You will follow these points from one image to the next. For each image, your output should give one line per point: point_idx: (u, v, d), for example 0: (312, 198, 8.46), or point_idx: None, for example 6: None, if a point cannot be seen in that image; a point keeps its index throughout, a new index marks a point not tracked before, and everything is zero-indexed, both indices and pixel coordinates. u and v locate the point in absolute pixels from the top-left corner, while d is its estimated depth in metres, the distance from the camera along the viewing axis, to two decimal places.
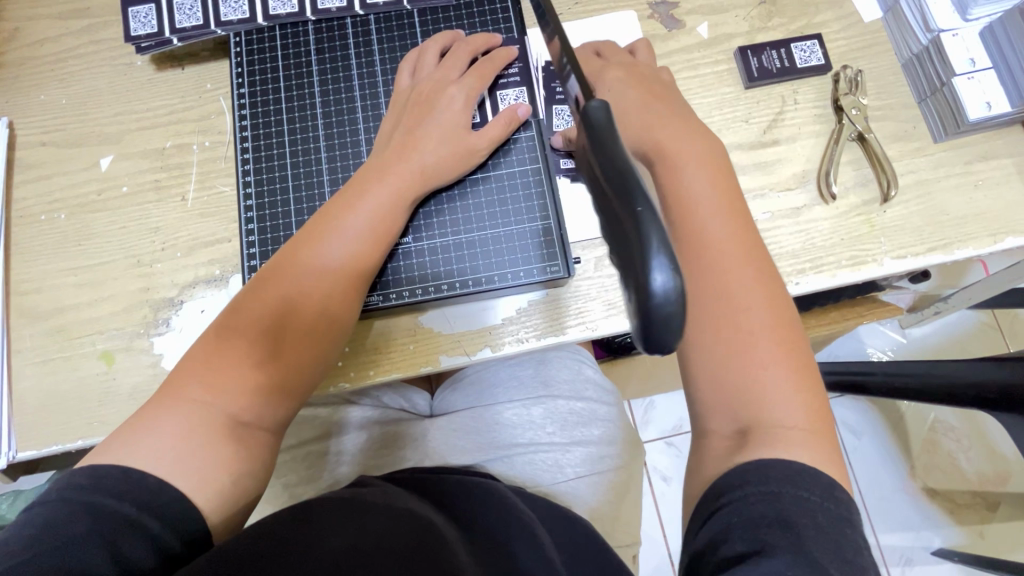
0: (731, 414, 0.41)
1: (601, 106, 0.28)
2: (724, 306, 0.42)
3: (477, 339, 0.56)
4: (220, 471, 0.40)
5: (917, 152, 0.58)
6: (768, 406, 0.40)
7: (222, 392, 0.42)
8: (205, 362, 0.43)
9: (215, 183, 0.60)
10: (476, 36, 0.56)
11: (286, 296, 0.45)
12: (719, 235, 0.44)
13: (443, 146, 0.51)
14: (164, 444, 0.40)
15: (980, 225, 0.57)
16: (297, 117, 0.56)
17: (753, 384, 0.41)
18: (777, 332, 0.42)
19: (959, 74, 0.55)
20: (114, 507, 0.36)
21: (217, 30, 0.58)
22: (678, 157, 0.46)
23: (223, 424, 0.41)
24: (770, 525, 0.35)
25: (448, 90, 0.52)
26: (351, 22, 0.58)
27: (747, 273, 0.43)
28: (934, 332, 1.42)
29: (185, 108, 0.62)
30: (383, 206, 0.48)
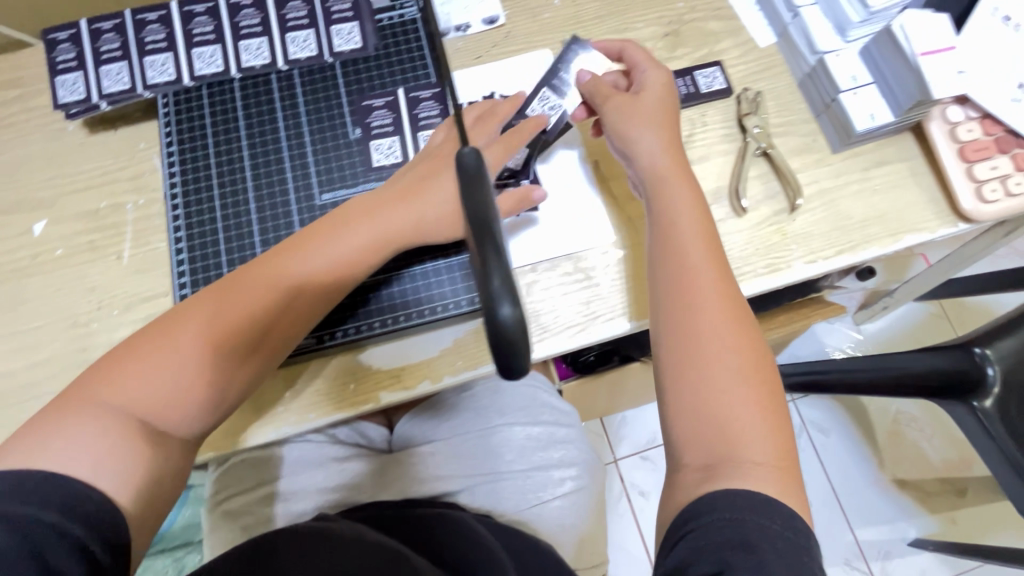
0: (704, 447, 0.45)
1: (472, 154, 0.30)
2: (701, 336, 0.47)
3: (417, 373, 0.57)
4: (132, 470, 0.42)
5: (817, 163, 0.62)
6: (739, 442, 0.44)
7: (159, 389, 0.44)
8: (148, 351, 0.45)
9: (150, 240, 0.61)
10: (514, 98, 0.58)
11: (236, 314, 0.47)
12: (708, 286, 0.49)
13: (445, 209, 0.52)
14: (86, 430, 0.41)
15: (882, 226, 0.60)
16: (226, 171, 0.58)
17: (729, 423, 0.44)
18: (748, 376, 0.46)
19: (843, 91, 0.60)
20: (36, 514, 0.37)
21: (145, 93, 0.60)
22: (670, 198, 0.53)
23: (142, 421, 0.43)
24: (732, 547, 0.38)
25: (469, 155, 0.53)
26: (276, 77, 0.60)
27: (726, 320, 0.48)
28: (887, 325, 1.47)
29: (119, 168, 0.63)
30: (355, 250, 0.50)
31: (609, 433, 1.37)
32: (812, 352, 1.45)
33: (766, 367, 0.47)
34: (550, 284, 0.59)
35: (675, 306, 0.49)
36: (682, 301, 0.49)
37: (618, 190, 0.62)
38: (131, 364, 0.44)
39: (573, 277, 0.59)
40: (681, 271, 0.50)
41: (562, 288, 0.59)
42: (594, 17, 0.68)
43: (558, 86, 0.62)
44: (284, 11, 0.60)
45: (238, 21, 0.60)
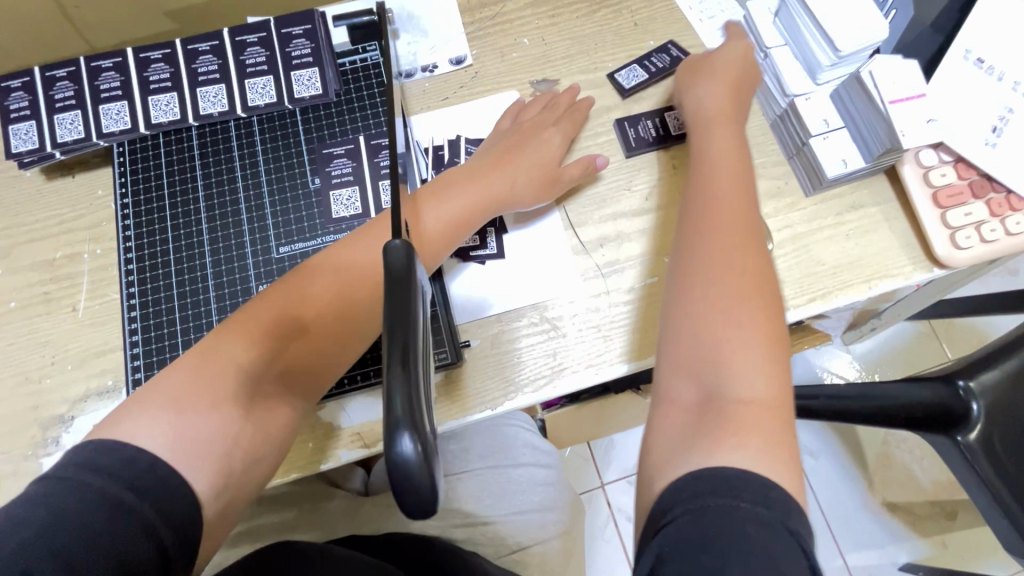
0: (694, 377, 0.43)
1: (400, 248, 0.29)
2: (711, 265, 0.47)
3: (377, 431, 0.55)
4: (221, 449, 0.42)
5: (790, 207, 0.61)
6: (728, 372, 0.42)
7: (253, 367, 0.45)
8: (246, 332, 0.46)
9: (106, 291, 0.59)
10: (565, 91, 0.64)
11: (322, 293, 0.48)
12: (729, 225, 0.49)
13: (535, 172, 0.59)
14: (186, 414, 0.42)
15: (856, 272, 0.59)
16: (182, 222, 0.56)
17: (723, 351, 0.43)
18: (760, 311, 0.45)
19: (814, 135, 0.58)
20: (130, 505, 0.36)
21: (100, 142, 0.58)
22: (705, 155, 0.55)
23: (238, 400, 0.44)
24: (696, 547, 0.33)
25: (548, 132, 0.61)
26: (234, 124, 0.59)
27: (747, 259, 0.47)
28: (877, 345, 1.46)
29: (76, 216, 0.62)
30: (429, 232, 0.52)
31: (597, 457, 1.35)
32: (801, 373, 1.43)
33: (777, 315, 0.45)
34: (517, 335, 0.58)
35: (697, 239, 0.49)
36: (704, 234, 0.49)
37: (586, 237, 0.61)
38: (227, 342, 0.45)
39: (538, 328, 0.58)
40: (707, 209, 0.50)
41: (528, 342, 0.57)
42: (564, 57, 0.67)
43: (648, 65, 0.66)
44: (242, 56, 0.59)
45: (194, 68, 0.58)
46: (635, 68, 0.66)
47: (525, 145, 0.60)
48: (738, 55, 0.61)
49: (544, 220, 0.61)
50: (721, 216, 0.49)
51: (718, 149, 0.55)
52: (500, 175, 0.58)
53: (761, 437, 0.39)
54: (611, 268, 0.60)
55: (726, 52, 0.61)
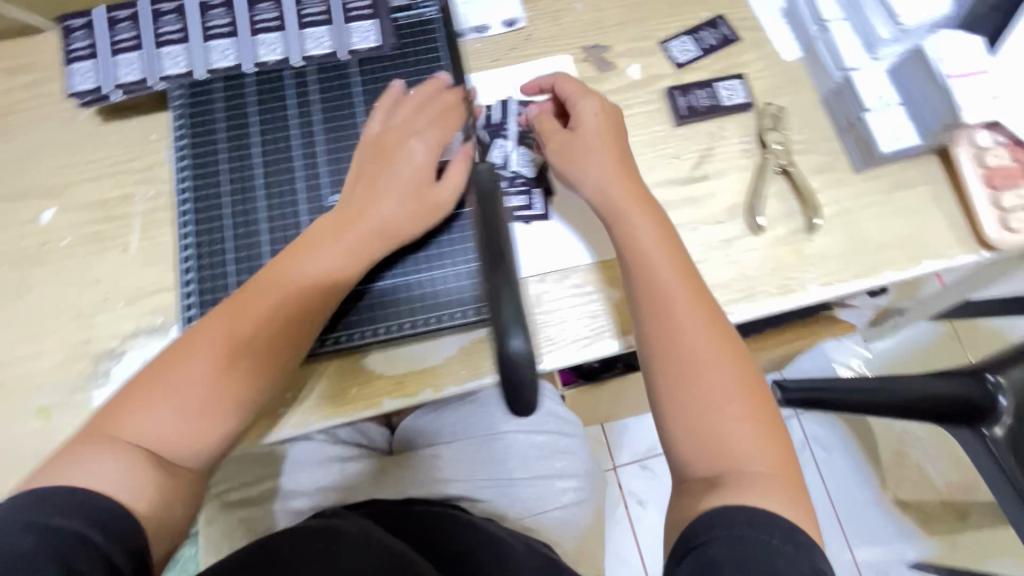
0: (709, 462, 0.44)
1: None
2: (690, 354, 0.47)
3: (420, 380, 0.56)
4: (152, 492, 0.41)
5: (838, 182, 0.61)
6: (738, 455, 0.44)
7: (175, 422, 0.43)
8: (158, 384, 0.44)
9: (157, 233, 0.60)
10: (426, 86, 0.58)
11: (248, 327, 0.47)
12: (687, 309, 0.49)
13: (406, 201, 0.53)
14: (96, 464, 0.40)
15: (902, 251, 0.59)
16: (236, 166, 0.57)
17: (724, 435, 0.44)
18: (744, 391, 0.46)
19: (869, 111, 0.58)
20: (61, 526, 0.36)
21: (158, 84, 0.59)
22: (629, 223, 0.52)
23: (153, 453, 0.42)
24: (730, 565, 0.37)
25: (409, 143, 0.55)
26: (290, 73, 0.60)
27: (711, 342, 0.47)
28: (897, 344, 1.45)
29: (129, 158, 0.62)
30: (357, 242, 0.52)
31: (610, 439, 1.36)
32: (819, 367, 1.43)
33: (749, 376, 0.47)
34: (558, 297, 0.58)
35: (660, 332, 0.48)
36: (663, 326, 0.48)
37: None
38: (137, 405, 0.43)
39: (583, 291, 0.58)
40: (663, 294, 0.49)
41: (570, 304, 0.58)
42: (615, 22, 0.67)
43: (699, 37, 0.66)
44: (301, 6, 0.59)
45: (254, 15, 0.59)
46: (686, 41, 0.66)
47: (394, 166, 0.54)
48: (597, 114, 0.56)
49: None
50: (675, 300, 0.49)
51: (643, 215, 0.52)
52: (371, 205, 0.52)
53: (783, 495, 0.43)
54: None
55: (585, 116, 0.56)
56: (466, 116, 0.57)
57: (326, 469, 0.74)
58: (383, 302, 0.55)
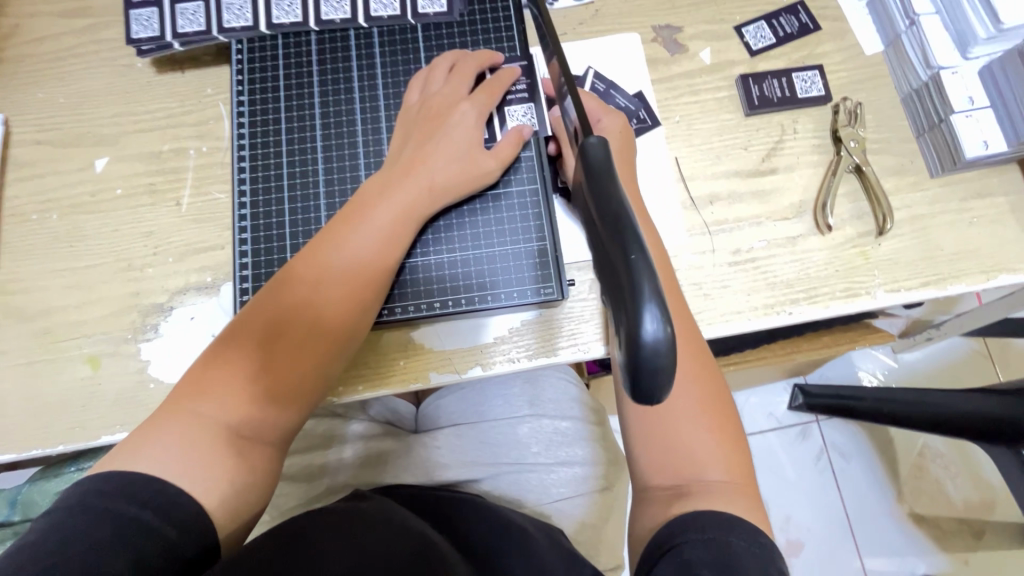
0: (666, 471, 0.45)
1: (600, 143, 0.29)
2: None
3: (468, 357, 0.55)
4: (220, 479, 0.43)
5: (912, 186, 0.58)
6: (696, 468, 0.44)
7: (234, 407, 0.45)
8: (216, 375, 0.45)
9: (210, 190, 0.59)
10: (480, 53, 0.56)
11: (300, 309, 0.47)
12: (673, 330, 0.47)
13: (457, 162, 0.52)
14: (170, 453, 0.42)
15: (975, 262, 0.57)
16: (296, 127, 0.57)
17: (684, 448, 0.45)
18: (706, 402, 0.46)
19: (957, 112, 0.55)
20: (136, 514, 0.39)
21: (219, 37, 0.58)
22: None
23: (229, 439, 0.44)
24: (707, 566, 0.37)
25: (460, 106, 0.53)
26: (354, 34, 0.58)
27: (686, 359, 0.47)
28: (926, 357, 1.42)
29: (184, 111, 0.61)
30: (398, 218, 0.50)
31: None
32: (844, 375, 1.41)
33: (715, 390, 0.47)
34: None
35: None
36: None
37: (696, 192, 0.59)
38: (207, 391, 0.45)
39: None
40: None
41: None
42: (689, 4, 0.64)
43: (777, 25, 0.63)
44: None
45: None
46: (763, 27, 0.63)
47: (442, 132, 0.52)
48: (620, 133, 0.52)
49: (656, 169, 0.59)
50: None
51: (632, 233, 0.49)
52: (414, 176, 0.51)
53: (742, 503, 0.43)
54: (718, 228, 0.58)
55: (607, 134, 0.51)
56: (507, 86, 0.56)
57: (353, 447, 0.72)
58: (429, 274, 0.54)
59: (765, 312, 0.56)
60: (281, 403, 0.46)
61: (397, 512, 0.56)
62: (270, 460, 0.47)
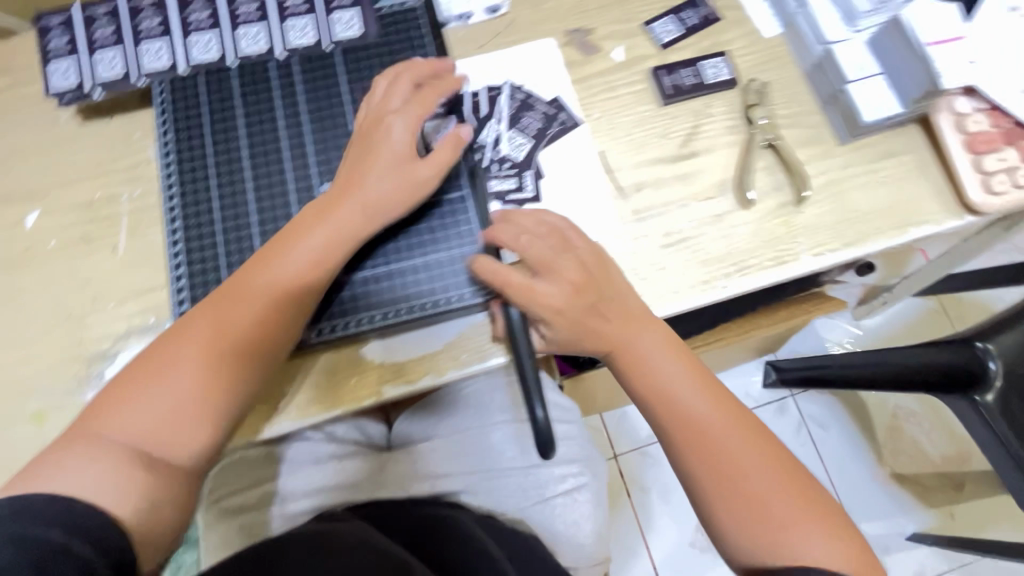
0: (752, 539, 0.47)
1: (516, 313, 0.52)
2: (724, 456, 0.49)
3: (420, 367, 0.56)
4: (131, 497, 0.42)
5: (824, 154, 0.62)
6: (789, 534, 0.46)
7: (162, 415, 0.45)
8: (140, 389, 0.45)
9: (146, 232, 0.59)
10: (421, 64, 0.57)
11: (233, 319, 0.48)
12: (718, 429, 0.49)
13: (391, 177, 0.52)
14: (85, 469, 0.41)
15: (890, 219, 0.60)
16: (224, 162, 0.57)
17: (768, 514, 0.47)
18: (773, 466, 0.49)
19: (851, 81, 0.59)
20: (42, 531, 0.36)
21: (140, 80, 0.58)
22: (633, 351, 0.52)
23: (144, 456, 0.43)
24: None
25: (391, 120, 0.54)
26: (274, 65, 0.59)
27: (742, 438, 0.49)
28: (887, 321, 1.47)
29: (114, 158, 0.61)
30: (329, 237, 0.51)
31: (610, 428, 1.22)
32: (811, 347, 1.44)
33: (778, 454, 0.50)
34: None
35: (694, 455, 0.49)
36: (710, 466, 0.49)
37: (624, 182, 0.61)
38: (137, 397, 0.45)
39: None
40: (695, 430, 0.50)
41: None
42: (598, 7, 0.67)
43: (682, 18, 0.66)
44: None
45: (236, 8, 0.59)
46: (669, 21, 0.66)
47: (374, 147, 0.53)
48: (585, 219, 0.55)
49: (583, 164, 0.61)
50: (711, 431, 0.49)
51: (659, 352, 0.52)
52: (348, 189, 0.52)
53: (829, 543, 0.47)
54: (649, 214, 0.60)
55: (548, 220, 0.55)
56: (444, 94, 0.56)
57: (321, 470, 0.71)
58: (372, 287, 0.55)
59: (703, 286, 0.58)
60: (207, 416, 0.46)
61: (367, 534, 0.52)
62: (189, 480, 0.45)
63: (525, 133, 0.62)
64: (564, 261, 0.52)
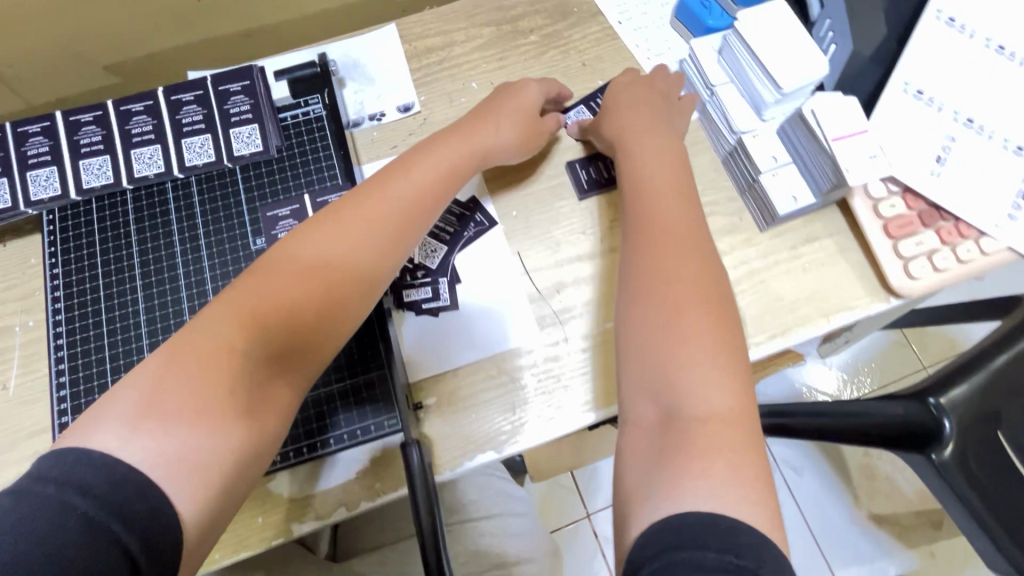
0: (650, 398, 0.42)
1: (416, 452, 0.47)
2: (670, 280, 0.45)
3: (331, 500, 0.52)
4: (231, 444, 0.37)
5: (746, 242, 0.61)
6: (682, 391, 0.40)
7: (238, 322, 0.40)
8: (250, 296, 0.41)
9: (38, 365, 0.56)
10: (550, 83, 0.63)
11: (355, 231, 0.46)
12: (711, 272, 0.46)
13: (517, 122, 0.59)
14: (185, 392, 0.36)
15: (814, 307, 0.59)
16: (116, 293, 0.54)
17: (671, 358, 0.42)
18: (712, 318, 0.43)
19: (763, 172, 0.58)
20: (116, 534, 0.31)
21: (27, 210, 0.55)
22: (645, 184, 0.52)
23: (252, 376, 0.39)
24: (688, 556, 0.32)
25: (530, 83, 0.62)
26: (172, 185, 0.57)
27: (699, 283, 0.45)
28: (852, 357, 1.46)
29: (7, 287, 0.58)
30: (444, 166, 0.53)
31: (581, 486, 1.18)
32: (780, 389, 1.43)
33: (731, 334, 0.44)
34: (472, 390, 0.56)
35: (642, 258, 0.47)
36: (656, 266, 0.46)
37: (542, 283, 0.60)
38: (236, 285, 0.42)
39: (495, 381, 0.56)
40: (653, 228, 0.49)
41: (486, 396, 0.56)
42: None
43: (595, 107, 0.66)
44: (178, 115, 0.57)
45: (128, 129, 0.57)
46: (583, 111, 0.65)
47: (504, 100, 0.60)
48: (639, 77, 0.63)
49: (500, 266, 0.60)
50: (669, 232, 0.48)
51: (688, 210, 0.50)
52: (485, 125, 0.57)
53: (725, 464, 0.37)
54: (569, 315, 0.58)
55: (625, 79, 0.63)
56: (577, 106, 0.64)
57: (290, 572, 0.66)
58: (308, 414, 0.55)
59: (607, 402, 0.55)
60: (318, 336, 0.43)
61: None
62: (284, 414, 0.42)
63: (439, 238, 0.60)
64: (628, 93, 0.61)
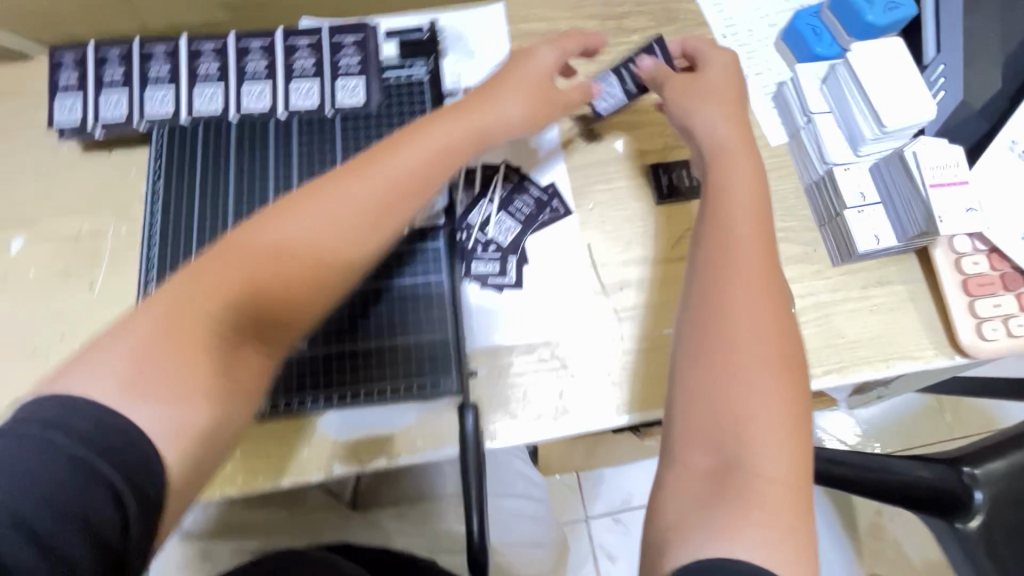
0: (706, 447, 0.40)
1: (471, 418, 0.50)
2: (736, 329, 0.42)
3: (373, 448, 0.54)
4: (203, 412, 0.36)
5: (815, 274, 0.60)
6: (747, 444, 0.39)
7: (204, 295, 0.38)
8: (218, 268, 0.40)
9: (126, 271, 0.59)
10: (574, 35, 0.57)
11: (333, 205, 0.43)
12: (772, 322, 0.43)
13: (525, 96, 0.53)
14: (147, 361, 0.36)
15: (874, 349, 0.58)
16: (208, 215, 0.58)
17: (735, 407, 0.40)
18: (782, 370, 0.41)
19: (849, 207, 0.58)
20: (105, 477, 0.31)
21: (142, 124, 0.59)
22: (724, 210, 0.48)
23: (226, 345, 0.38)
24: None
25: (539, 49, 0.55)
26: (274, 123, 0.60)
27: (771, 331, 0.42)
28: (880, 413, 1.42)
29: (107, 194, 0.62)
30: (442, 143, 0.48)
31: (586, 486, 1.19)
32: None
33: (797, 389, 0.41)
34: (524, 370, 0.57)
35: (723, 287, 0.44)
36: (730, 309, 0.43)
37: (607, 278, 0.60)
38: (211, 257, 0.40)
39: (548, 365, 0.57)
40: (720, 261, 0.45)
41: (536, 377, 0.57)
42: None
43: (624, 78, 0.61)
44: (290, 57, 0.60)
45: (243, 63, 0.59)
46: (614, 84, 0.61)
47: (520, 70, 0.54)
48: (727, 63, 0.56)
49: (569, 254, 0.61)
50: (741, 270, 0.44)
51: (762, 249, 0.46)
52: (485, 99, 0.51)
53: (782, 523, 0.36)
54: (628, 314, 0.59)
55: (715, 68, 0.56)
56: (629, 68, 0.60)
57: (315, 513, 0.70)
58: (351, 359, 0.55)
59: (645, 405, 0.56)
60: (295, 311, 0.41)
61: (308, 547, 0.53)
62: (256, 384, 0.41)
63: (514, 216, 0.61)
64: (720, 88, 0.55)
